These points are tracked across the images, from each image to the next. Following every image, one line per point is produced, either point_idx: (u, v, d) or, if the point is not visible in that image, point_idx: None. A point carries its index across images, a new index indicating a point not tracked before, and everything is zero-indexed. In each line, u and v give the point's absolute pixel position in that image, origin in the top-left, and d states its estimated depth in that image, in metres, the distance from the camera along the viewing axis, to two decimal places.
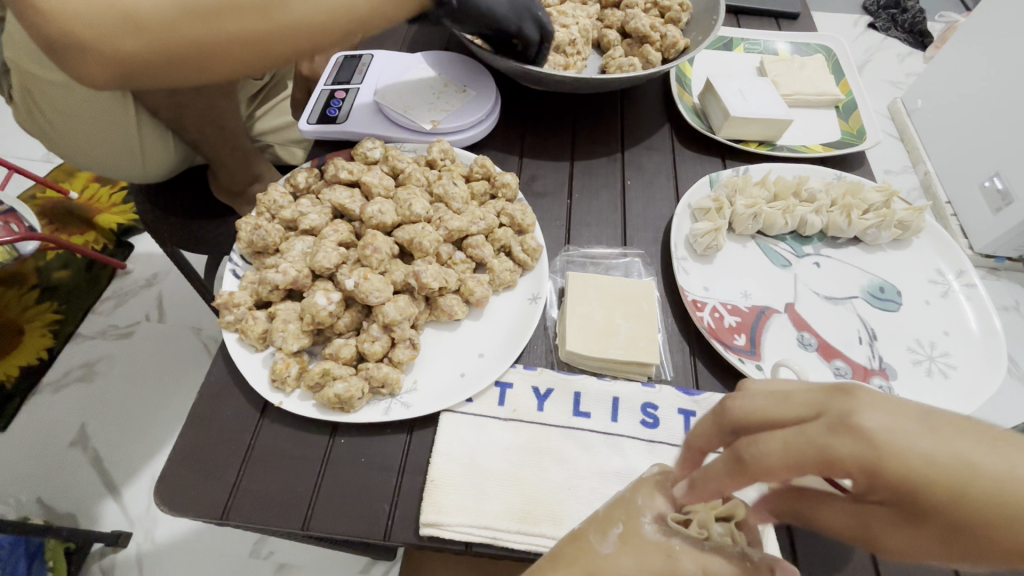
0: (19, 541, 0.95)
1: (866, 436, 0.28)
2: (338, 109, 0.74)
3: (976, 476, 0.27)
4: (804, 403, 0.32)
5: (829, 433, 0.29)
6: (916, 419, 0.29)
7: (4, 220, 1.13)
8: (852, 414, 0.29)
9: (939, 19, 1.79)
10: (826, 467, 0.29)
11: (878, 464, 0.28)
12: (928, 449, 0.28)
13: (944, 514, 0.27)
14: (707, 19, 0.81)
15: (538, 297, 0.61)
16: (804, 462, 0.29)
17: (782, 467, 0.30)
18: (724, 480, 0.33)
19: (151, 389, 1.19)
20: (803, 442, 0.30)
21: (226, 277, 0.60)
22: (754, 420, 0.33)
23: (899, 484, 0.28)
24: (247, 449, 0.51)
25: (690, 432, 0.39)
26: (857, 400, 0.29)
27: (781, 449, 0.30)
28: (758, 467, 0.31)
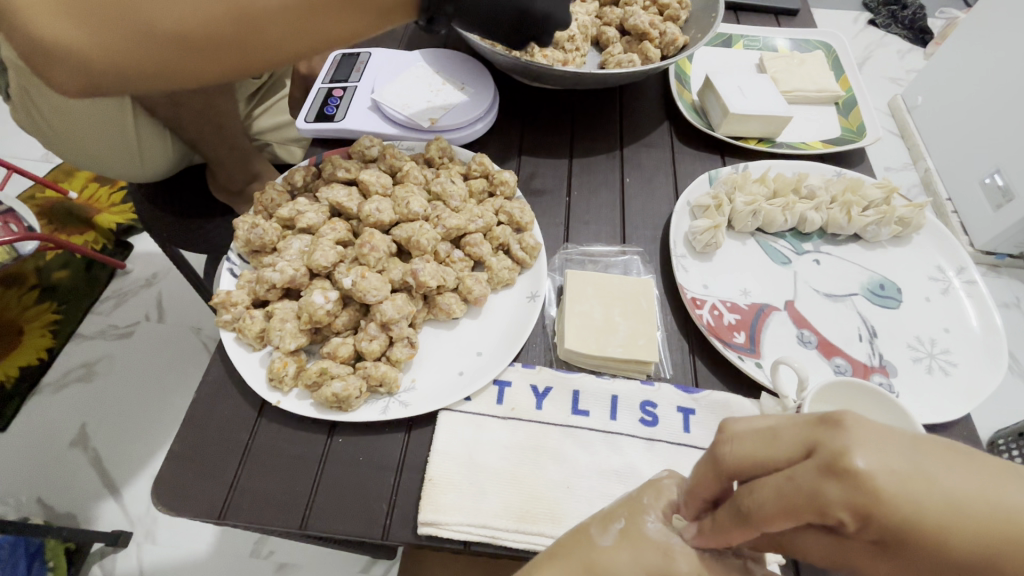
0: (19, 541, 0.95)
1: (863, 482, 0.26)
2: (336, 107, 0.73)
3: (970, 510, 0.26)
4: (792, 441, 0.29)
5: (821, 477, 0.27)
6: (903, 449, 0.27)
7: (3, 220, 1.13)
8: (844, 455, 0.27)
9: (939, 15, 1.79)
10: (822, 516, 0.27)
11: (874, 511, 0.26)
12: (925, 488, 0.26)
13: (934, 548, 0.27)
14: (706, 15, 0.81)
15: (537, 295, 0.60)
16: (799, 511, 0.28)
17: (777, 516, 0.29)
18: (732, 532, 0.31)
19: (151, 388, 1.19)
20: (797, 489, 0.28)
21: (223, 276, 0.60)
22: (744, 460, 0.32)
23: (896, 528, 0.26)
24: (245, 448, 0.51)
25: (692, 480, 0.36)
26: (848, 437, 0.27)
27: (777, 498, 0.28)
28: (758, 516, 0.29)
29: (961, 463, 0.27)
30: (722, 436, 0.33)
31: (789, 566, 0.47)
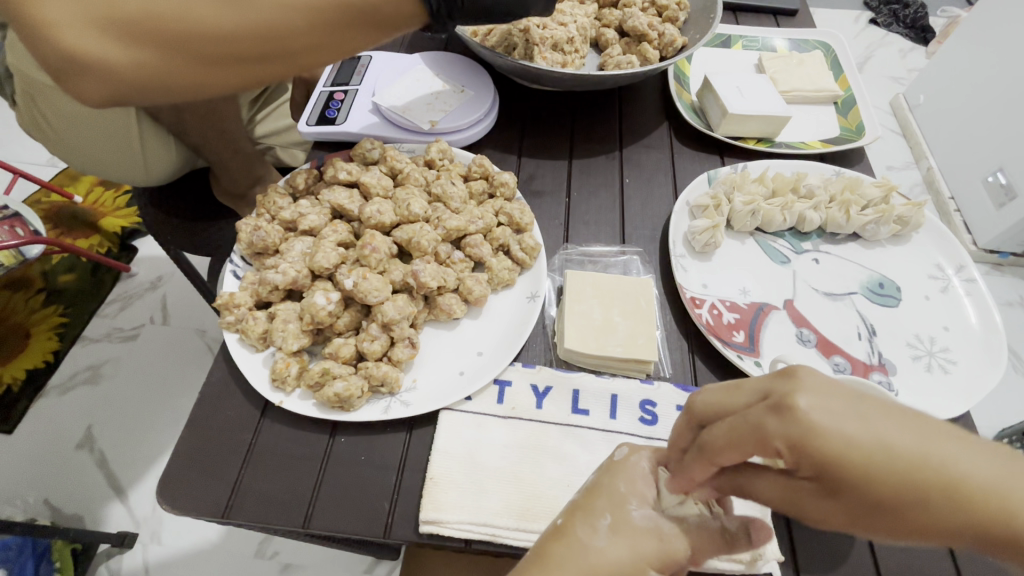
0: (26, 542, 0.97)
1: (802, 418, 0.29)
2: (337, 110, 0.74)
3: (898, 458, 0.29)
4: (751, 389, 0.33)
5: (767, 415, 0.30)
6: (846, 400, 0.30)
7: (10, 224, 1.14)
8: (790, 394, 0.30)
9: (941, 14, 1.78)
10: (764, 448, 0.30)
11: (810, 445, 0.29)
12: (859, 430, 0.29)
13: (861, 492, 0.29)
14: (704, 17, 0.81)
15: (536, 295, 0.61)
16: (745, 443, 0.31)
17: (727, 450, 0.32)
18: (692, 467, 0.35)
19: (156, 390, 1.20)
20: (744, 424, 0.31)
21: (226, 278, 0.60)
22: (710, 406, 0.35)
23: (829, 462, 0.29)
24: (248, 448, 0.51)
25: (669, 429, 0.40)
26: (797, 382, 0.31)
27: (728, 433, 0.32)
28: (712, 451, 0.33)
29: (899, 417, 0.30)
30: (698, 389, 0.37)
31: (788, 564, 0.47)
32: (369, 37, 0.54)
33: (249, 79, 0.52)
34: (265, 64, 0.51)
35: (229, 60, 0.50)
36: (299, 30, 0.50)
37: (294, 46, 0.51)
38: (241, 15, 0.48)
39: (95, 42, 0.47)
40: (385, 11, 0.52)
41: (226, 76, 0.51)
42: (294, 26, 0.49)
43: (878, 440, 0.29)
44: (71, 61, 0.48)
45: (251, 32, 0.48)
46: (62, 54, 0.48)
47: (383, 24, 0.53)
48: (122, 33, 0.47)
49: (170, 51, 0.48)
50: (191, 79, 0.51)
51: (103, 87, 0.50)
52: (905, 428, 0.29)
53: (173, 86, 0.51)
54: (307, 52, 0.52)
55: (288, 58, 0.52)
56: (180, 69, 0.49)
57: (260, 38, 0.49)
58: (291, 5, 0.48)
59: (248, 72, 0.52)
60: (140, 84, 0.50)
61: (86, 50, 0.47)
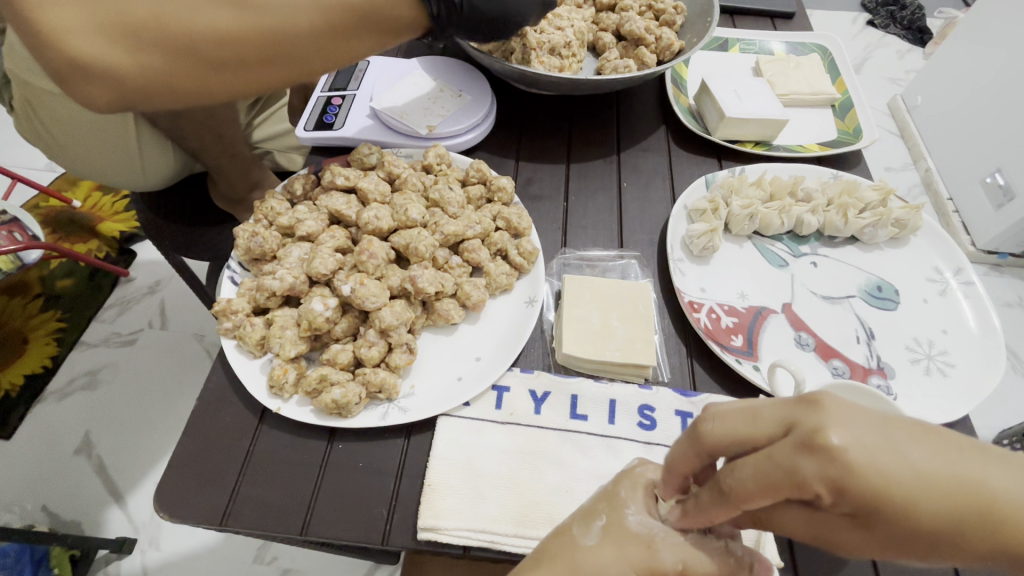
0: (24, 549, 0.97)
1: (838, 456, 0.28)
2: (335, 115, 0.74)
3: (928, 481, 0.28)
4: (771, 420, 0.31)
5: (799, 454, 0.28)
6: (872, 426, 0.29)
7: (8, 229, 1.14)
8: (820, 431, 0.28)
9: (938, 15, 1.79)
10: (800, 490, 0.28)
11: (849, 483, 0.28)
12: (894, 461, 0.28)
13: (896, 519, 0.29)
14: (701, 21, 0.82)
15: (534, 300, 0.61)
16: (780, 487, 0.29)
17: (756, 493, 0.30)
18: (711, 509, 0.33)
19: (155, 395, 1.20)
20: (777, 466, 0.29)
21: (224, 284, 0.60)
22: (724, 439, 0.32)
23: (867, 498, 0.28)
24: (246, 455, 0.51)
25: (668, 456, 0.36)
26: (824, 415, 0.29)
27: (757, 476, 0.29)
28: (739, 494, 0.30)
29: (922, 439, 0.29)
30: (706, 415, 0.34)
31: (787, 568, 0.47)
32: (367, 39, 0.54)
33: (246, 81, 0.52)
34: (263, 66, 0.51)
35: (226, 63, 0.50)
36: (296, 31, 0.50)
37: (291, 48, 0.51)
38: (238, 16, 0.48)
39: (90, 43, 0.46)
40: (382, 13, 0.51)
41: (226, 81, 0.51)
42: (291, 27, 0.49)
43: (911, 469, 0.28)
44: (68, 65, 0.48)
45: (248, 33, 0.48)
46: (60, 60, 0.48)
47: (380, 25, 0.53)
48: (119, 35, 0.47)
49: (167, 53, 0.48)
50: (188, 81, 0.50)
51: (99, 90, 0.50)
52: (933, 450, 0.29)
53: (169, 89, 0.51)
54: (304, 54, 0.52)
55: (286, 60, 0.52)
56: (176, 71, 0.49)
57: (259, 43, 0.49)
58: (289, 7, 0.48)
59: (245, 74, 0.52)
60: (136, 86, 0.49)
61: (82, 52, 0.47)
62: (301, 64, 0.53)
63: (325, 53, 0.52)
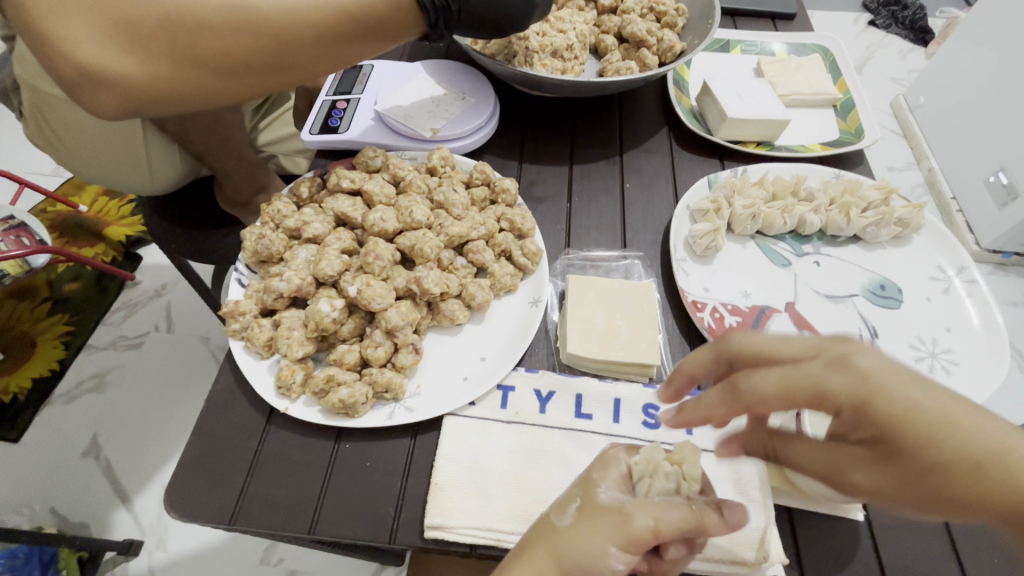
0: (33, 551, 0.97)
1: (849, 367, 0.36)
2: (340, 119, 0.75)
3: (938, 428, 0.34)
4: (803, 348, 0.39)
5: (822, 368, 0.37)
6: (894, 370, 0.36)
7: (16, 234, 1.15)
8: (850, 355, 0.37)
9: (939, 15, 1.79)
10: (808, 390, 0.37)
11: (847, 392, 0.36)
12: (896, 386, 0.35)
13: (901, 450, 0.35)
14: (702, 23, 0.82)
15: (539, 300, 0.61)
16: (795, 390, 0.37)
17: (769, 393, 0.37)
18: (716, 404, 0.40)
19: (161, 398, 1.21)
20: (793, 370, 0.37)
21: (231, 285, 0.61)
22: (750, 357, 0.41)
23: (863, 409, 0.35)
24: (254, 454, 0.52)
25: (683, 361, 0.46)
26: (851, 345, 0.37)
27: (770, 379, 0.38)
28: (751, 395, 0.38)
29: (938, 396, 0.35)
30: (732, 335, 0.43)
31: (791, 566, 0.48)
32: (369, 44, 0.54)
33: (252, 86, 0.53)
34: (268, 72, 0.52)
35: (232, 68, 0.51)
36: (299, 37, 0.50)
37: (295, 53, 0.51)
38: (242, 23, 0.48)
39: (99, 50, 0.47)
40: (387, 19, 0.52)
41: (233, 86, 0.52)
42: (294, 33, 0.50)
43: (911, 399, 0.35)
44: (78, 72, 0.49)
45: (253, 39, 0.49)
46: (70, 67, 0.49)
47: (382, 31, 0.53)
48: (127, 42, 0.47)
49: (174, 60, 0.49)
50: (194, 88, 0.51)
51: (108, 96, 0.51)
52: (940, 397, 0.35)
53: (175, 95, 0.51)
54: (308, 59, 0.52)
55: (289, 65, 0.52)
56: (183, 78, 0.50)
57: (266, 49, 0.50)
58: (292, 13, 0.49)
59: (251, 79, 0.52)
60: (145, 92, 0.50)
61: (92, 60, 0.48)
62: (304, 68, 0.53)
63: (330, 58, 0.53)
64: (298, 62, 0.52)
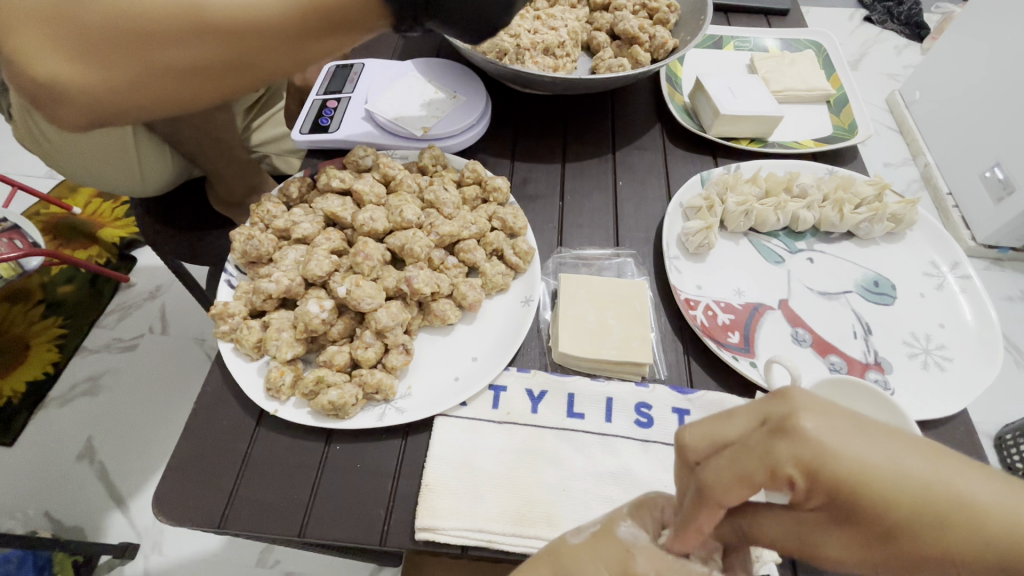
0: (27, 556, 0.97)
1: (808, 438, 0.30)
2: (330, 118, 0.74)
3: (908, 482, 0.30)
4: (747, 416, 0.33)
5: (771, 438, 0.31)
6: (849, 425, 0.31)
7: (8, 236, 1.14)
8: (793, 417, 0.31)
9: (935, 10, 1.79)
10: (775, 474, 0.31)
11: (822, 467, 0.30)
12: (872, 456, 0.30)
13: (871, 516, 0.30)
14: (695, 18, 0.82)
15: (531, 299, 0.61)
16: (754, 475, 0.31)
17: (733, 487, 0.31)
18: (692, 516, 0.33)
19: (155, 400, 1.20)
20: (755, 458, 0.31)
21: (220, 287, 0.60)
22: (702, 443, 0.34)
23: (843, 486, 0.30)
24: (244, 457, 0.51)
25: (678, 493, 0.37)
26: (796, 403, 0.31)
27: (729, 471, 0.31)
28: (713, 493, 0.32)
29: (911, 447, 0.31)
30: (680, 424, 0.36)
31: (786, 565, 0.47)
32: (333, 45, 0.49)
33: (223, 87, 0.51)
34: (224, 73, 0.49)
35: (186, 71, 0.48)
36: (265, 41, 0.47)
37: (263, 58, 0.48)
38: (201, 28, 0.45)
39: (70, 57, 0.47)
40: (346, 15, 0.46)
41: (193, 86, 0.50)
42: (254, 35, 0.46)
43: (887, 461, 0.30)
44: (38, 86, 0.49)
45: (215, 44, 0.46)
46: (31, 83, 0.49)
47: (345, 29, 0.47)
48: (85, 53, 0.46)
49: (142, 66, 0.47)
50: (169, 92, 0.50)
51: (72, 108, 0.51)
52: (918, 458, 0.30)
53: (152, 100, 0.51)
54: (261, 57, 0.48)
55: (244, 64, 0.49)
56: (139, 86, 0.49)
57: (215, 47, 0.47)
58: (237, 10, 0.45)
59: (208, 83, 0.50)
60: (105, 103, 0.50)
61: (54, 76, 0.48)
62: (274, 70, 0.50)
63: (296, 56, 0.49)
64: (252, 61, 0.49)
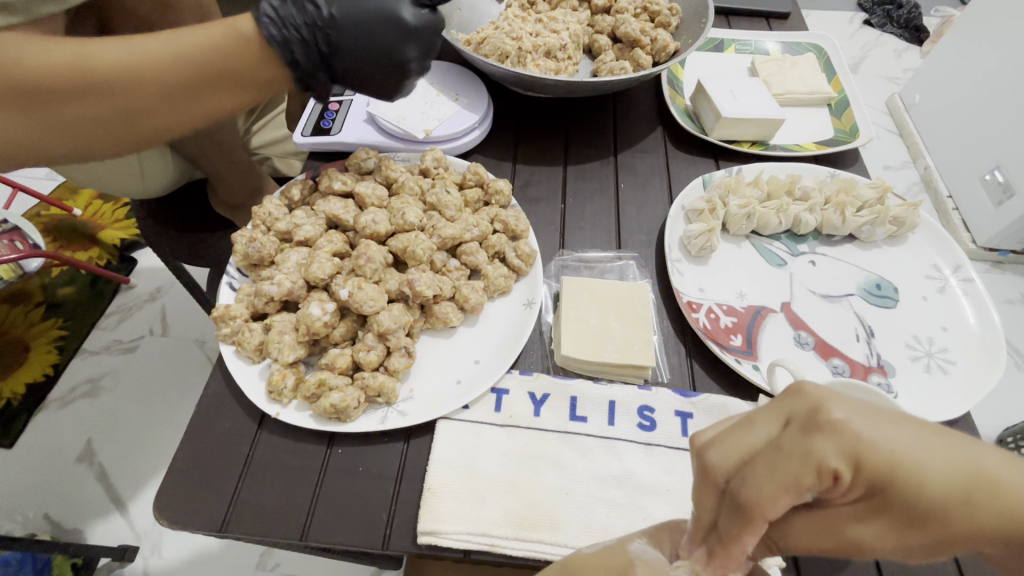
0: (27, 558, 0.96)
1: (846, 431, 0.29)
2: (332, 120, 0.74)
3: (939, 464, 0.29)
4: (767, 417, 0.32)
5: (807, 435, 0.29)
6: (876, 413, 0.30)
7: (9, 238, 1.14)
8: (823, 409, 0.30)
9: (934, 14, 1.80)
10: (819, 474, 0.29)
11: (863, 457, 0.29)
12: (902, 441, 0.29)
13: (908, 502, 0.29)
14: (696, 21, 0.82)
15: (533, 302, 0.61)
16: (799, 478, 0.29)
17: (775, 495, 0.29)
18: (739, 533, 0.31)
19: (156, 402, 1.20)
20: (797, 463, 0.29)
21: (222, 289, 0.60)
22: (731, 461, 0.31)
23: (882, 475, 0.29)
24: (245, 461, 0.51)
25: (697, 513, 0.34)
26: (818, 395, 0.30)
27: (771, 479, 0.29)
28: (757, 505, 0.30)
29: (929, 427, 0.31)
30: (698, 445, 0.34)
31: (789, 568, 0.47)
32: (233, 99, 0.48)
33: (118, 141, 0.48)
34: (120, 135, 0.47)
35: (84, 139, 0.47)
36: (159, 101, 0.45)
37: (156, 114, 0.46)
38: (80, 90, 0.43)
39: None
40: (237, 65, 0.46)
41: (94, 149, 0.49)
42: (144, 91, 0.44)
43: (915, 444, 0.29)
44: None
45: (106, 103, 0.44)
46: None
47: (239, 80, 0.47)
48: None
49: (31, 123, 0.44)
50: (62, 147, 0.47)
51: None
52: (939, 439, 0.30)
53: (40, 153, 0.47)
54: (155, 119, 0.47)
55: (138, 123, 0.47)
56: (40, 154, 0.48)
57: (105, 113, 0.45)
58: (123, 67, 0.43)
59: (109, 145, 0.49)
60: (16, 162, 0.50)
61: None
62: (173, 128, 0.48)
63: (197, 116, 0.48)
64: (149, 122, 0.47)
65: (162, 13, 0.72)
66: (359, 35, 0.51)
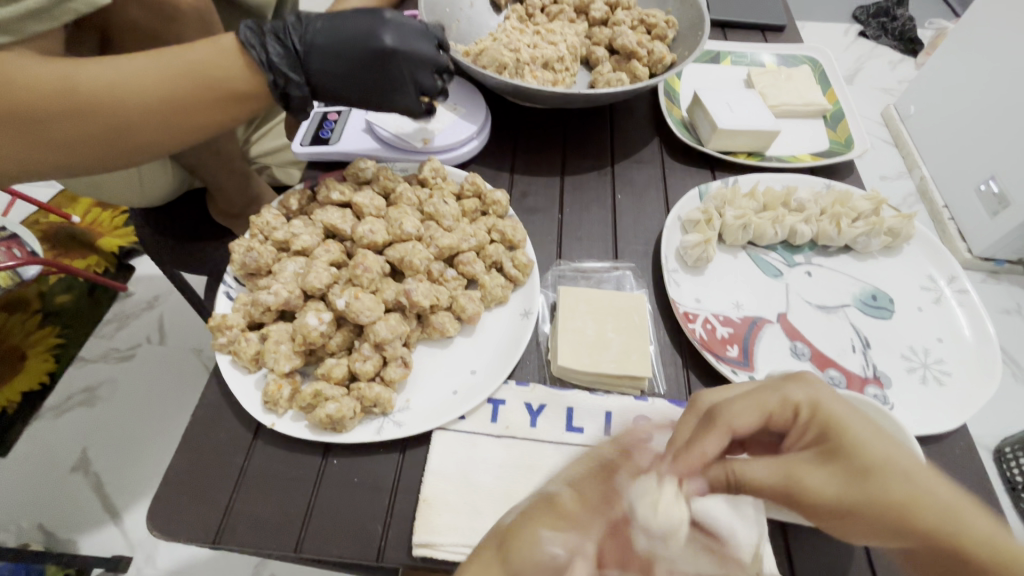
0: (19, 568, 0.95)
1: (811, 388, 0.42)
2: (331, 131, 0.75)
3: (884, 446, 0.37)
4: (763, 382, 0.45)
5: (788, 385, 0.42)
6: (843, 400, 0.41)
7: (7, 245, 1.14)
8: (802, 377, 0.44)
9: (929, 26, 1.82)
10: (778, 405, 0.41)
11: (821, 406, 0.40)
12: (857, 421, 0.39)
13: (852, 455, 0.37)
14: (692, 34, 0.83)
15: (530, 312, 0.61)
16: (764, 400, 0.42)
17: (743, 408, 0.42)
18: (707, 437, 0.41)
19: (152, 410, 1.20)
20: (766, 394, 0.42)
21: (219, 299, 0.60)
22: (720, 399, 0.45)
23: (832, 426, 0.39)
24: (240, 472, 0.51)
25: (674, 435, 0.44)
26: (805, 374, 0.44)
27: (744, 399, 0.42)
28: (729, 412, 0.42)
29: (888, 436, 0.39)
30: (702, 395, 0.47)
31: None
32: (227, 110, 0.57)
33: (114, 156, 0.54)
34: (123, 152, 0.54)
35: (86, 154, 0.53)
36: (150, 114, 0.52)
37: (145, 126, 0.53)
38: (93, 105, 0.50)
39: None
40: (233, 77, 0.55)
41: (94, 162, 0.54)
42: (135, 105, 0.51)
43: (872, 432, 0.38)
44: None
45: (95, 115, 0.50)
46: None
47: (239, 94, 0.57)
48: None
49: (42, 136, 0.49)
50: (61, 161, 0.52)
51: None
52: (896, 442, 0.39)
53: (40, 171, 0.53)
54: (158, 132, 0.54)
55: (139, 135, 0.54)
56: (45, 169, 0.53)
57: (111, 127, 0.52)
58: (133, 83, 0.51)
59: (107, 158, 0.54)
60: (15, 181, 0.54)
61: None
62: (165, 140, 0.55)
63: (197, 133, 0.57)
64: (151, 138, 0.54)
65: (166, 26, 0.73)
66: (336, 58, 0.61)
